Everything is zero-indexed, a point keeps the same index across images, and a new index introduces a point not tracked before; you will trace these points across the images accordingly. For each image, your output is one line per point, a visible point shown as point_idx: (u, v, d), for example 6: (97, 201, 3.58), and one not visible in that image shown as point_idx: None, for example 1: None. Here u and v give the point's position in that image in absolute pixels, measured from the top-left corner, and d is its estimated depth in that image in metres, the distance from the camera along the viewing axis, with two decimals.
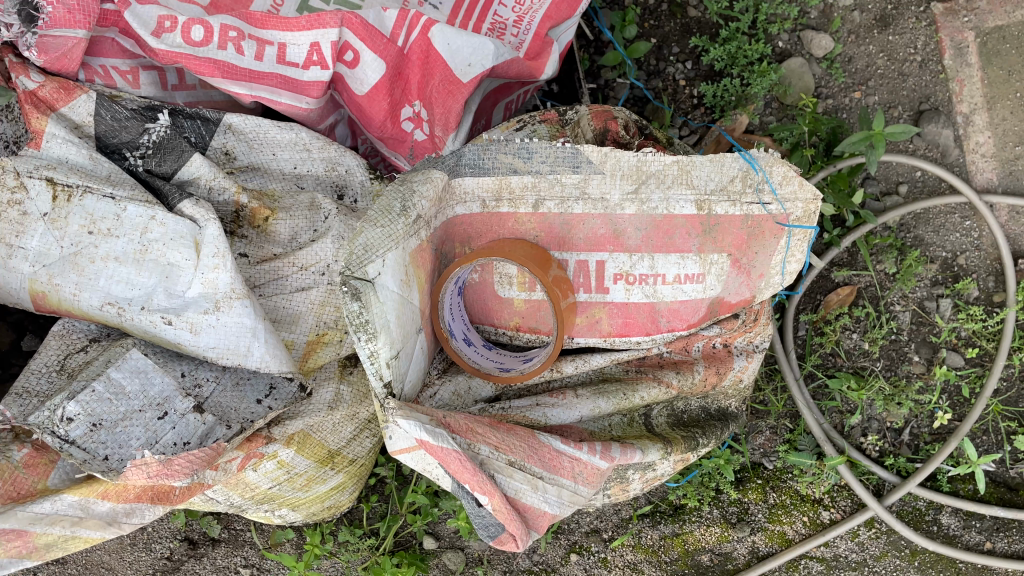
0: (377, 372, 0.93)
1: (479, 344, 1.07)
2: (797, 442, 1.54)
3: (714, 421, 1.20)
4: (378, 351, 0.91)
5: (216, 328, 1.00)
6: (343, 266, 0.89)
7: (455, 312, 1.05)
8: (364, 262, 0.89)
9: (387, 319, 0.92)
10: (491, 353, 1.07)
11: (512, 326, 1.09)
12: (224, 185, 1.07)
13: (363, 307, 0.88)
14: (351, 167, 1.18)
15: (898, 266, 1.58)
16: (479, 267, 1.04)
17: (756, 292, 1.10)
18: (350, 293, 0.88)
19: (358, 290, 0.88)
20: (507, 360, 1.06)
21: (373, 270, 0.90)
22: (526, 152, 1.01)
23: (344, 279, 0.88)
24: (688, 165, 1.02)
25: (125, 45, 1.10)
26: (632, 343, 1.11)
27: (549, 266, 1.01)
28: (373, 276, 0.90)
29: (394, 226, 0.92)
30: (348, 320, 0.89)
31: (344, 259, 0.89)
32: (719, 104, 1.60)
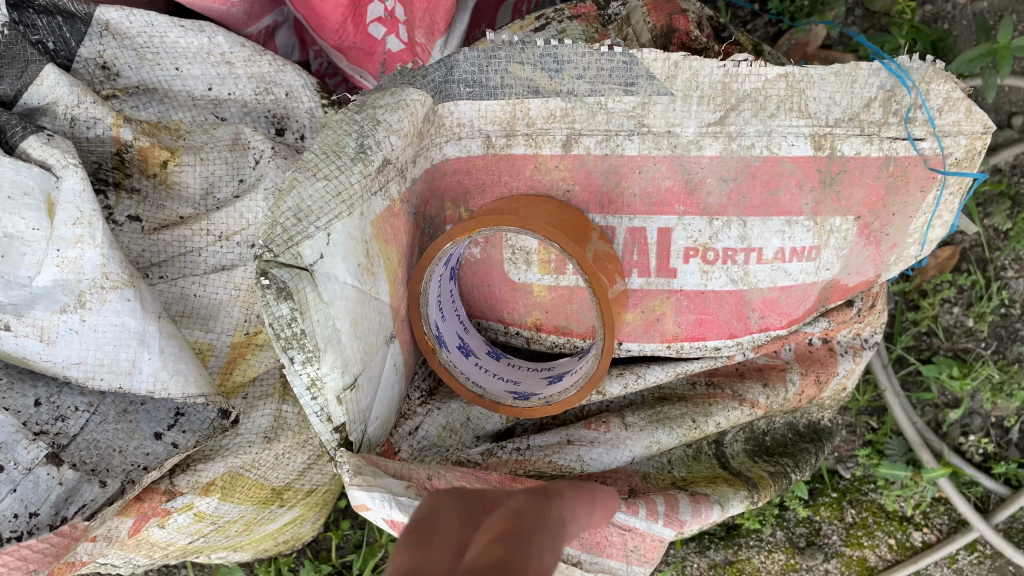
0: (321, 413, 0.59)
1: (484, 357, 0.73)
2: (883, 445, 1.22)
3: (806, 444, 0.87)
4: (322, 379, 0.58)
5: (79, 336, 0.66)
6: (260, 246, 0.55)
7: (446, 307, 0.71)
8: (295, 239, 0.55)
9: (337, 326, 0.58)
10: (503, 366, 0.73)
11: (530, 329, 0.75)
12: (96, 114, 0.71)
13: (297, 310, 0.55)
14: (294, 88, 0.80)
15: (1012, 221, 1.21)
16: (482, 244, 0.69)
17: (882, 270, 0.77)
18: (274, 289, 0.54)
19: (287, 285, 0.54)
20: (520, 382, 0.72)
21: (311, 251, 0.56)
22: (555, 61, 0.65)
23: (261, 267, 0.54)
24: (802, 80, 0.66)
25: None
26: (708, 349, 0.76)
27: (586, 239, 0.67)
28: (309, 263, 0.56)
29: (347, 178, 0.58)
30: (272, 333, 0.55)
31: (263, 234, 0.55)
32: (787, 11, 1.24)
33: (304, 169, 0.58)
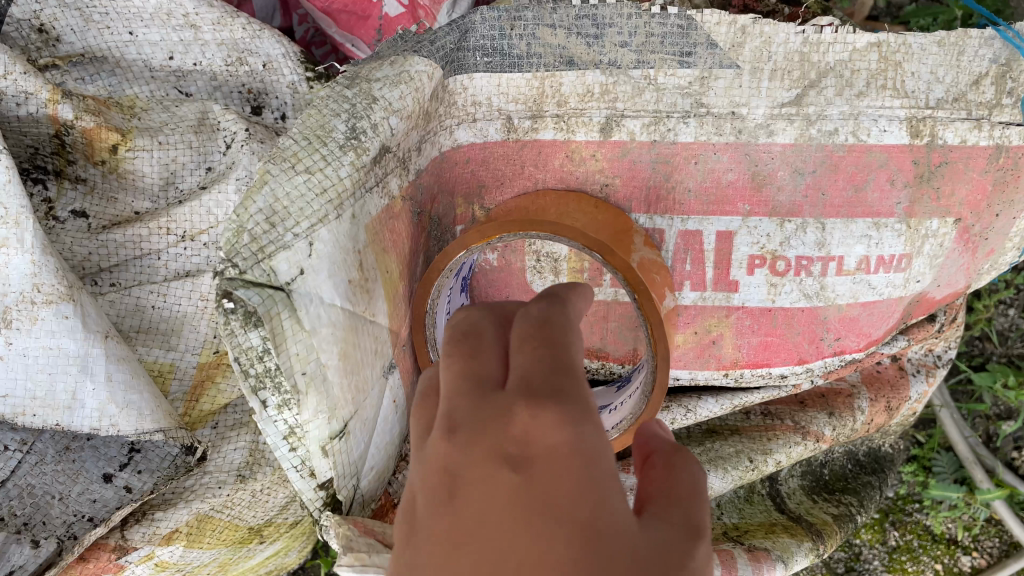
0: (302, 468, 0.47)
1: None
2: (929, 461, 1.11)
3: (867, 476, 0.76)
4: (303, 427, 0.45)
5: (5, 363, 0.54)
6: (220, 260, 0.42)
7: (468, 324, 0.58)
8: (268, 252, 0.43)
9: (322, 362, 0.45)
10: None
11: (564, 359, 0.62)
12: (28, 88, 0.58)
13: (270, 341, 0.42)
14: (273, 57, 0.67)
15: None
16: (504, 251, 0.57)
17: (973, 281, 0.66)
18: (242, 314, 0.41)
19: (258, 309, 0.41)
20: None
21: (287, 266, 0.43)
22: (594, 24, 0.53)
23: (224, 287, 0.41)
24: (898, 51, 0.54)
25: None
26: (772, 377, 0.64)
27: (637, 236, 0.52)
28: (286, 282, 0.43)
29: (334, 171, 0.46)
30: (237, 368, 0.42)
31: (227, 244, 0.42)
32: None
33: (278, 160, 0.45)
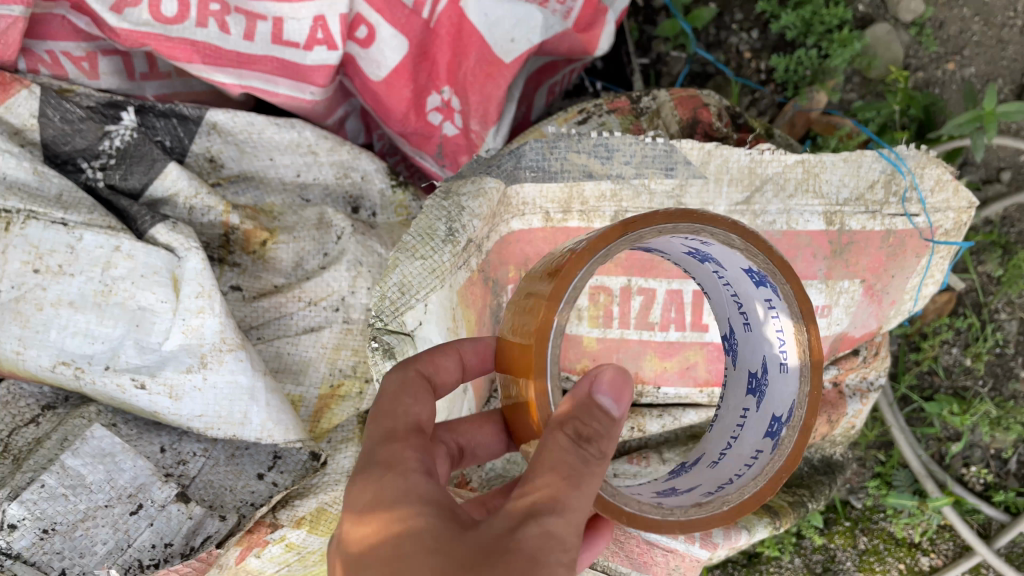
0: None
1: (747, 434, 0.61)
2: (891, 476, 1.33)
3: (820, 476, 0.98)
4: None
5: (202, 392, 0.78)
6: (372, 315, 0.68)
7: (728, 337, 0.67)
8: (401, 309, 0.68)
9: None
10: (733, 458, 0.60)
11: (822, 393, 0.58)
12: (209, 203, 0.85)
13: None
14: (368, 172, 0.93)
15: (1003, 268, 1.40)
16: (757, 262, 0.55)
17: (882, 323, 0.88)
18: (380, 351, 0.67)
19: (392, 347, 0.67)
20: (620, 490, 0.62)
21: (412, 319, 0.69)
22: (605, 150, 0.78)
23: (371, 332, 0.67)
24: (816, 166, 0.80)
25: (80, 25, 0.85)
26: None
27: (577, 272, 0.50)
28: (412, 327, 0.69)
29: (440, 257, 0.70)
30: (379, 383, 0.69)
31: (373, 305, 0.68)
32: (792, 80, 1.39)
33: (405, 250, 0.70)
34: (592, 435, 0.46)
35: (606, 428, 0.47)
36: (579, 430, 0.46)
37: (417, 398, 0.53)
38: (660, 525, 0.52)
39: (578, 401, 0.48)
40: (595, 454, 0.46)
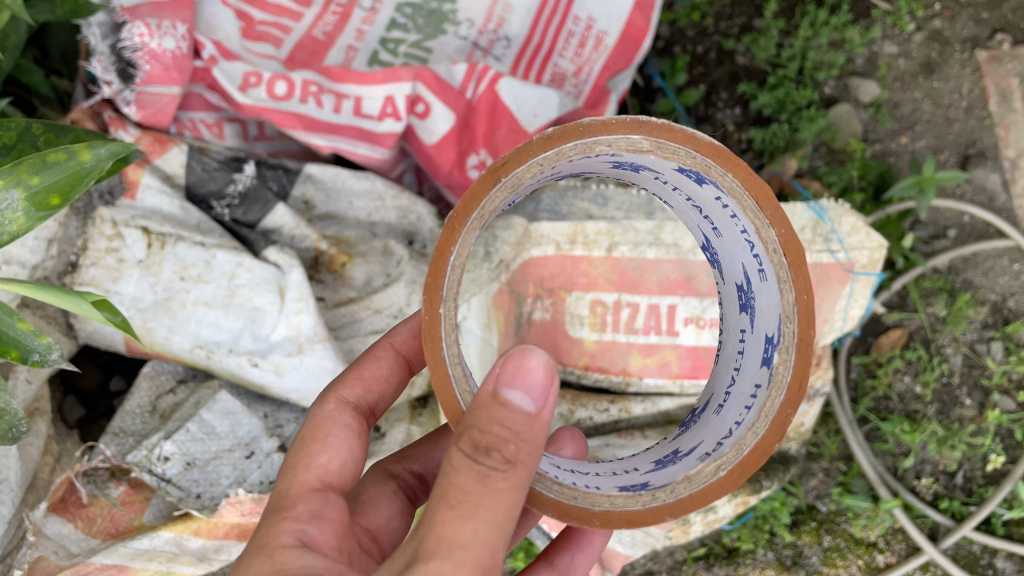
0: None
1: (748, 366, 0.70)
2: (851, 484, 1.57)
3: (776, 464, 1.25)
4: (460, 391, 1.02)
5: (300, 370, 1.05)
6: None
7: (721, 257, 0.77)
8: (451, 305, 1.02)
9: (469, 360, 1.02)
10: (742, 396, 0.70)
11: (807, 304, 0.66)
12: (307, 235, 1.12)
13: None
14: (422, 215, 1.22)
15: (948, 309, 1.65)
16: (693, 161, 0.64)
17: (819, 338, 1.13)
18: None
19: None
20: (632, 462, 0.75)
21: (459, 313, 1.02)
22: (602, 198, 1.09)
23: None
24: None
25: (211, 100, 1.17)
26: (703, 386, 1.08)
27: (453, 248, 0.61)
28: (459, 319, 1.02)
29: None
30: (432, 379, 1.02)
31: None
32: (768, 149, 1.65)
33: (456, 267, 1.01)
34: (485, 450, 0.58)
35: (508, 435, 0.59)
36: (478, 442, 0.59)
37: (323, 445, 0.73)
38: (645, 512, 0.64)
39: (485, 408, 0.60)
40: (496, 463, 0.58)
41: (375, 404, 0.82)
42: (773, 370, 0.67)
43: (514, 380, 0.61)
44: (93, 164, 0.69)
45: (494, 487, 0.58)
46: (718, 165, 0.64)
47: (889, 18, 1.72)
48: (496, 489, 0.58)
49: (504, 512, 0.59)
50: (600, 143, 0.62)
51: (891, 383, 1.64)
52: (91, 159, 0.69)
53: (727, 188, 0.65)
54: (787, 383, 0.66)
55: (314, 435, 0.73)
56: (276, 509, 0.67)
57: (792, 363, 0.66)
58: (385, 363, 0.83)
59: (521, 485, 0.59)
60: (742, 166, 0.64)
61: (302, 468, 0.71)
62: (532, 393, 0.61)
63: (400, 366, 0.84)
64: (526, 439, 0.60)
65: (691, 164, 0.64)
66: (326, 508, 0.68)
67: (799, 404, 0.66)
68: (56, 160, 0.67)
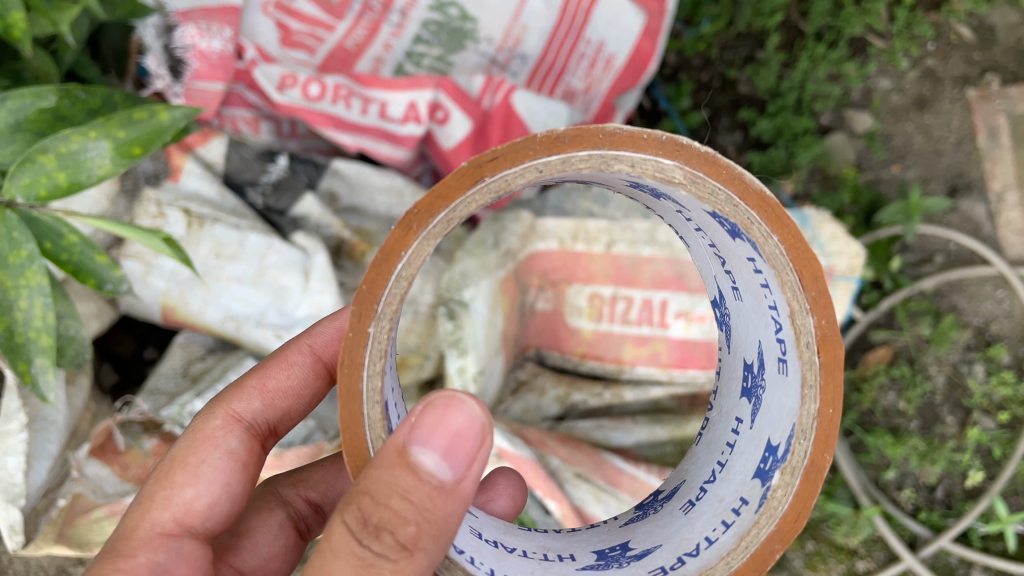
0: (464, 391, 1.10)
1: (737, 464, 0.67)
2: (835, 492, 1.64)
3: None
4: (467, 366, 1.06)
5: None
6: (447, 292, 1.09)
7: (737, 323, 0.75)
8: (461, 287, 1.09)
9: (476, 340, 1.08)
10: (721, 504, 0.66)
11: (829, 421, 0.61)
12: (333, 227, 1.24)
13: (456, 325, 1.07)
14: None
15: (933, 329, 1.72)
16: (732, 208, 0.59)
17: None
18: (447, 313, 1.07)
19: (454, 312, 1.07)
20: (572, 547, 0.72)
21: (469, 294, 1.09)
22: (602, 199, 1.17)
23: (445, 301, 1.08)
24: None
25: (250, 99, 1.29)
26: (689, 377, 1.17)
27: (402, 252, 0.56)
28: (468, 301, 1.09)
29: None
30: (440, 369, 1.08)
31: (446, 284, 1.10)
32: (766, 172, 1.74)
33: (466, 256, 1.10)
34: (383, 528, 0.57)
35: (407, 514, 0.57)
36: (370, 517, 0.57)
37: (192, 481, 0.74)
38: None
39: (390, 472, 0.56)
40: (385, 545, 0.57)
41: (266, 421, 0.85)
42: (768, 492, 0.63)
43: (428, 440, 0.57)
44: (169, 123, 0.76)
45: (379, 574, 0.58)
46: (764, 222, 0.59)
47: (884, 55, 1.81)
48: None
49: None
50: (619, 160, 0.57)
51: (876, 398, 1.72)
52: (167, 118, 0.76)
53: (768, 252, 0.60)
54: (781, 513, 0.61)
55: (187, 461, 0.76)
56: (118, 549, 0.68)
57: (792, 490, 0.62)
58: (297, 372, 0.87)
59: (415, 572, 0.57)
60: (792, 232, 0.59)
61: (159, 501, 0.72)
62: (447, 457, 0.58)
63: (314, 374, 0.88)
64: (431, 514, 0.57)
65: (729, 212, 0.59)
66: (173, 558, 0.68)
67: (786, 538, 0.62)
68: (142, 117, 0.74)
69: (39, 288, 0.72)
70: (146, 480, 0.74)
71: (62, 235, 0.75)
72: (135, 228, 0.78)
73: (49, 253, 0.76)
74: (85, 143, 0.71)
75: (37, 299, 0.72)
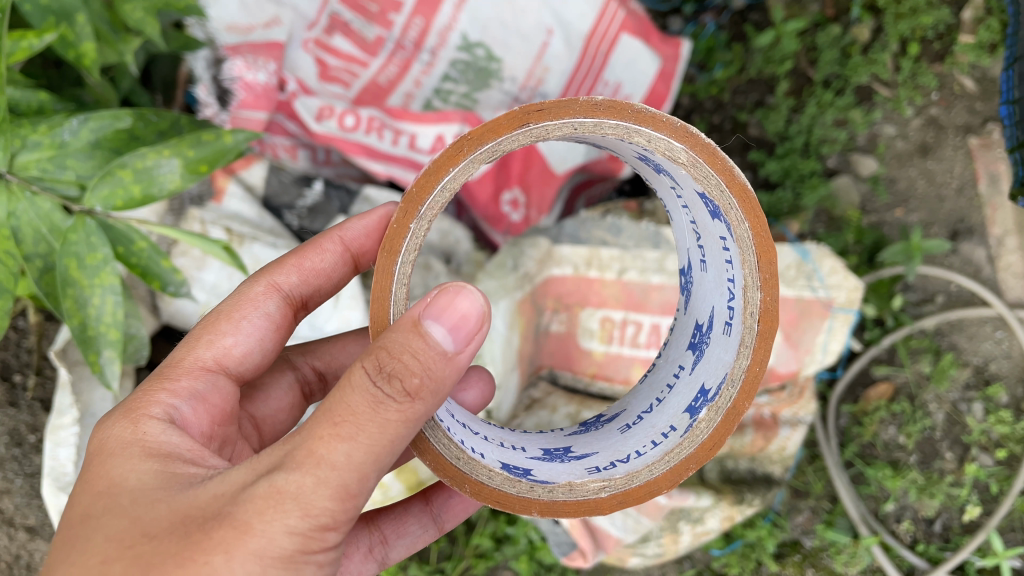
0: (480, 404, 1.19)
1: (676, 397, 0.80)
2: (835, 521, 1.69)
3: (759, 482, 1.35)
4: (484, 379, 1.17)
5: None
6: None
7: (696, 290, 0.88)
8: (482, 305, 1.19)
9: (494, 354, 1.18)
10: (652, 429, 0.79)
11: (754, 375, 0.75)
12: None
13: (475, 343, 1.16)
14: (459, 238, 1.40)
15: (933, 367, 1.77)
16: (719, 193, 0.71)
17: (802, 367, 1.30)
18: None
19: None
20: (524, 442, 0.85)
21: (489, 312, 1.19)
22: (615, 229, 1.26)
23: None
24: None
25: (289, 128, 1.38)
26: None
27: (451, 167, 0.68)
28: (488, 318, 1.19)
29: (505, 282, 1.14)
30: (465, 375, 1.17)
31: None
32: (773, 211, 1.82)
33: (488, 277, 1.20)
34: (393, 369, 0.62)
35: (417, 362, 0.63)
36: (384, 366, 0.63)
37: (231, 330, 0.85)
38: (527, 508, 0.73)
39: (405, 334, 0.63)
40: (394, 390, 0.62)
41: (298, 295, 0.93)
42: (693, 423, 0.76)
43: (440, 314, 0.64)
44: (232, 145, 0.87)
45: (385, 413, 0.62)
46: (739, 210, 0.71)
47: (890, 102, 1.89)
48: (386, 416, 0.62)
49: (389, 438, 0.63)
50: (640, 134, 0.69)
51: (876, 431, 1.77)
52: (229, 140, 0.87)
53: (738, 235, 0.72)
54: (700, 442, 0.75)
55: (229, 314, 0.86)
56: (165, 372, 0.78)
57: (714, 423, 0.76)
58: (328, 258, 0.96)
59: (414, 416, 0.63)
60: (760, 222, 0.71)
61: (204, 342, 0.82)
62: (455, 331, 0.65)
63: (343, 262, 0.97)
64: (435, 373, 0.64)
65: (718, 196, 0.71)
66: (209, 389, 0.79)
67: (701, 462, 0.76)
68: (210, 139, 0.85)
69: (110, 287, 0.81)
70: (194, 326, 0.85)
71: (133, 241, 0.85)
72: (198, 237, 0.91)
73: (120, 257, 0.86)
74: (159, 161, 0.82)
75: (109, 297, 0.81)
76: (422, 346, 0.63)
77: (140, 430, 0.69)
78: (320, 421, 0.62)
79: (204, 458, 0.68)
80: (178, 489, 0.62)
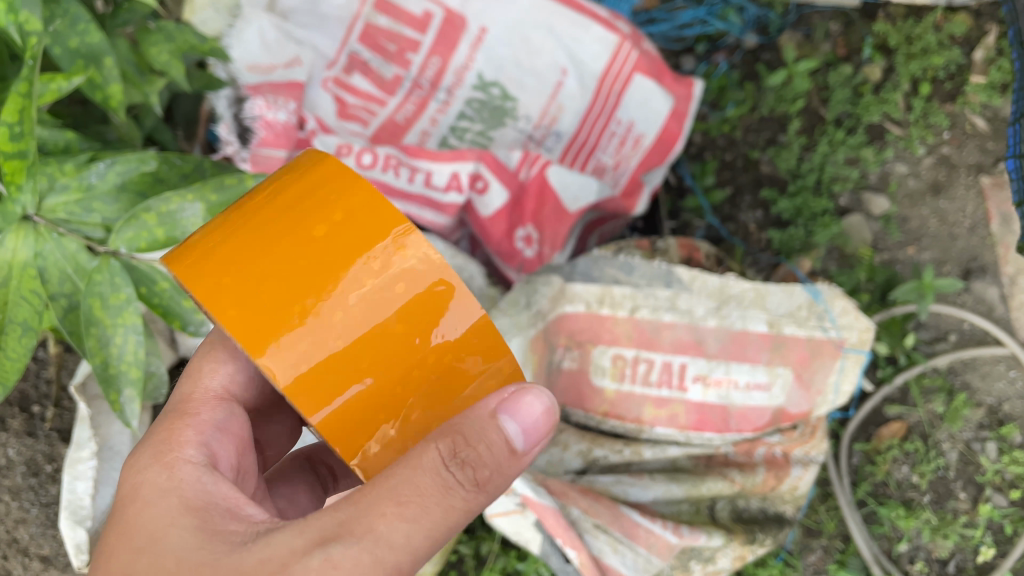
0: None
1: None
2: (847, 561, 1.69)
3: (771, 521, 1.34)
4: None
5: None
6: None
7: None
8: None
9: None
10: None
11: None
12: None
13: None
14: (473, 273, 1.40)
15: (946, 406, 1.77)
16: None
17: (813, 407, 1.31)
18: None
19: None
20: None
21: None
22: (627, 267, 1.30)
23: None
24: (763, 291, 1.28)
25: None
26: (705, 438, 1.31)
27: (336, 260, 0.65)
28: None
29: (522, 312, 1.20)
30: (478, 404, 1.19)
31: None
32: (785, 249, 1.84)
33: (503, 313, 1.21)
34: (464, 456, 0.64)
35: (486, 454, 0.65)
36: (459, 452, 0.63)
37: (224, 358, 0.82)
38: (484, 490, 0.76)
39: (482, 425, 0.65)
40: (464, 477, 0.64)
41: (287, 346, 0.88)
42: None
43: (516, 412, 0.66)
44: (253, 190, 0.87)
45: (451, 498, 0.64)
46: None
47: (902, 141, 1.89)
48: (451, 501, 0.64)
49: (449, 521, 0.65)
50: None
51: (889, 469, 1.77)
52: (250, 185, 0.87)
53: None
54: None
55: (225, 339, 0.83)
56: (182, 409, 0.78)
57: None
58: None
59: (472, 503, 0.66)
60: None
61: (207, 371, 0.81)
62: (525, 431, 0.67)
63: None
64: (500, 466, 0.66)
65: None
66: (227, 419, 0.79)
67: None
68: (232, 183, 0.85)
69: (132, 326, 0.83)
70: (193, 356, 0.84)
71: (155, 282, 0.88)
72: None
73: (143, 297, 0.89)
74: (182, 205, 0.84)
75: (131, 337, 0.83)
76: (496, 440, 0.65)
77: (176, 477, 0.69)
78: (382, 499, 0.62)
79: (241, 505, 0.69)
80: (222, 551, 0.63)
